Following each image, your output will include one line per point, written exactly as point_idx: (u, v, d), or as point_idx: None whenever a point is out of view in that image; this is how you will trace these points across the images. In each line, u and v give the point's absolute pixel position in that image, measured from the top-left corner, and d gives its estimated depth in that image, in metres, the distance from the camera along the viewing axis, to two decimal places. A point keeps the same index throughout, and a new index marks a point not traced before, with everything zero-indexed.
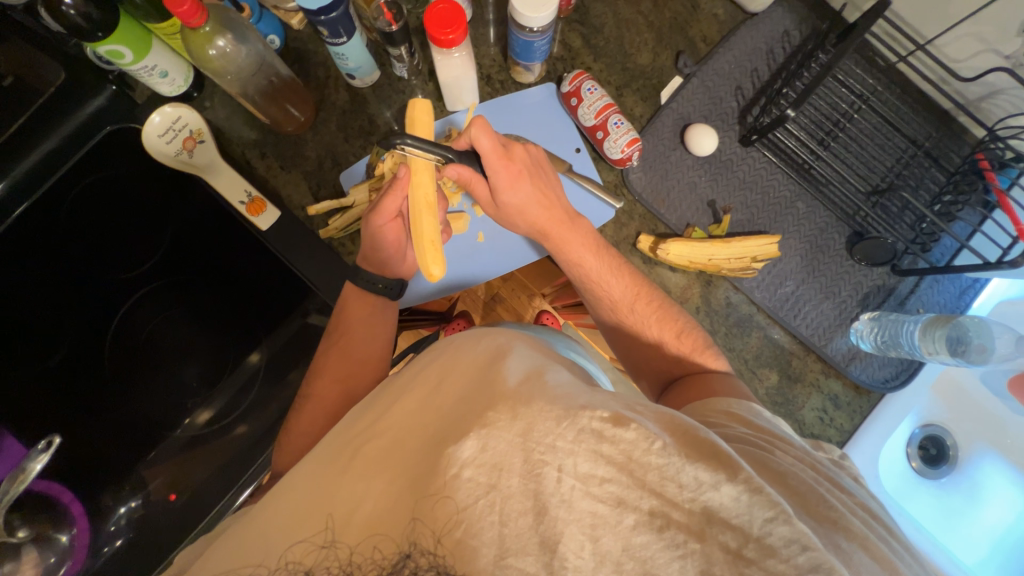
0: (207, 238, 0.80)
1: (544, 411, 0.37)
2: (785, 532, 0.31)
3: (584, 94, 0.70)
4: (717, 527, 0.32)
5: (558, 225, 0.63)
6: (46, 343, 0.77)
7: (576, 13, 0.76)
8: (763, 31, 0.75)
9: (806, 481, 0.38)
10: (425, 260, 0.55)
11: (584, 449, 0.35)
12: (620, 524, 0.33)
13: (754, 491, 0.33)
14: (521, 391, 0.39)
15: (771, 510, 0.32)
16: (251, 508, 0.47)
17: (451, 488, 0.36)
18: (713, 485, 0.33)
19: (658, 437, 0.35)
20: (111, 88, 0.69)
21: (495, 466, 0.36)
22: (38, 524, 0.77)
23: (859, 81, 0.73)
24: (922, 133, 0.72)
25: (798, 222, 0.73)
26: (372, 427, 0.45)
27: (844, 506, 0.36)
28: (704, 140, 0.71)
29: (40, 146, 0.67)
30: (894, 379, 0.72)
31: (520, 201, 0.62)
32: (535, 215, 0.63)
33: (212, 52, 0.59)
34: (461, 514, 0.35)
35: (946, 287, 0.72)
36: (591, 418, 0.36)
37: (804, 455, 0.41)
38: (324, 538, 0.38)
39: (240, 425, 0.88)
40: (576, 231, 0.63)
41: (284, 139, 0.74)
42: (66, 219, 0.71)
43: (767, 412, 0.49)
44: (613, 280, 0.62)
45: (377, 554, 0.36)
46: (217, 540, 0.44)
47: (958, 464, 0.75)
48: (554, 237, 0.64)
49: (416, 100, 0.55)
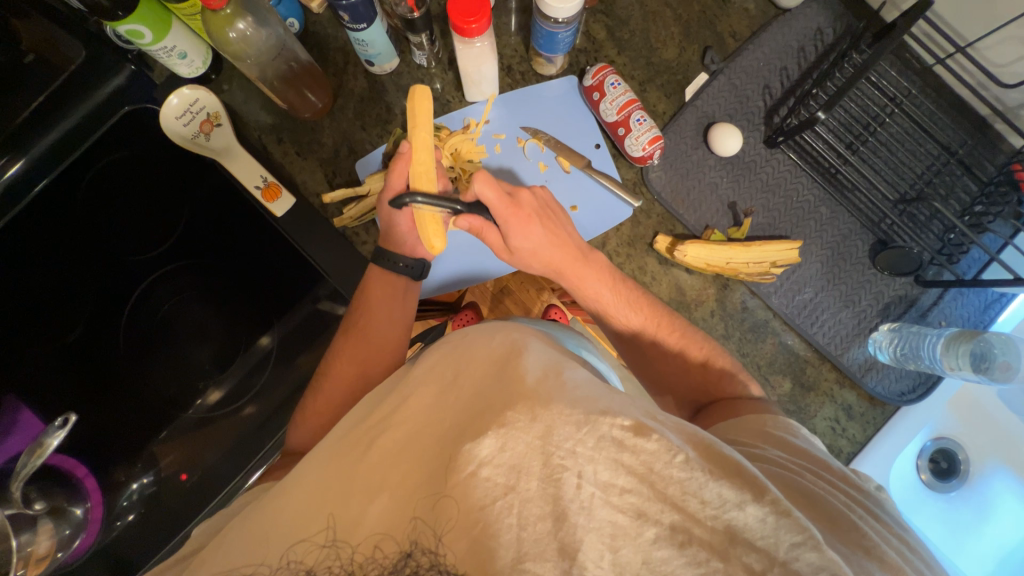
0: (222, 221, 0.80)
1: (564, 414, 0.36)
2: (814, 558, 0.31)
3: (607, 89, 0.68)
4: (741, 548, 0.32)
5: (573, 263, 0.62)
6: (64, 320, 0.78)
7: (601, 4, 0.74)
8: (796, 28, 0.73)
9: (826, 499, 0.38)
10: (426, 234, 0.58)
11: (605, 456, 0.35)
12: (640, 536, 0.33)
13: (781, 513, 0.33)
14: (541, 390, 0.39)
15: (799, 534, 0.32)
16: (265, 495, 0.48)
17: (469, 486, 0.36)
18: (737, 504, 0.33)
19: (681, 450, 0.35)
20: (130, 67, 0.68)
21: (514, 468, 0.35)
22: (54, 498, 0.78)
23: (892, 83, 0.70)
24: (957, 141, 0.69)
25: (821, 228, 0.71)
26: (383, 423, 0.45)
27: (876, 535, 0.36)
28: (729, 140, 0.69)
29: (58, 124, 0.65)
30: (911, 393, 0.70)
31: (533, 245, 0.61)
32: (549, 255, 0.62)
33: (232, 34, 0.58)
34: (479, 513, 0.35)
35: (971, 300, 0.70)
36: (612, 426, 0.36)
37: (830, 479, 0.41)
38: (324, 537, 0.39)
39: (249, 407, 0.89)
40: (591, 267, 0.62)
41: (301, 126, 0.74)
42: (83, 198, 0.72)
43: (803, 429, 0.49)
44: (631, 311, 0.61)
45: (378, 553, 0.37)
46: (227, 528, 0.45)
47: (970, 479, 0.74)
48: (569, 275, 0.62)
49: (417, 86, 0.56)
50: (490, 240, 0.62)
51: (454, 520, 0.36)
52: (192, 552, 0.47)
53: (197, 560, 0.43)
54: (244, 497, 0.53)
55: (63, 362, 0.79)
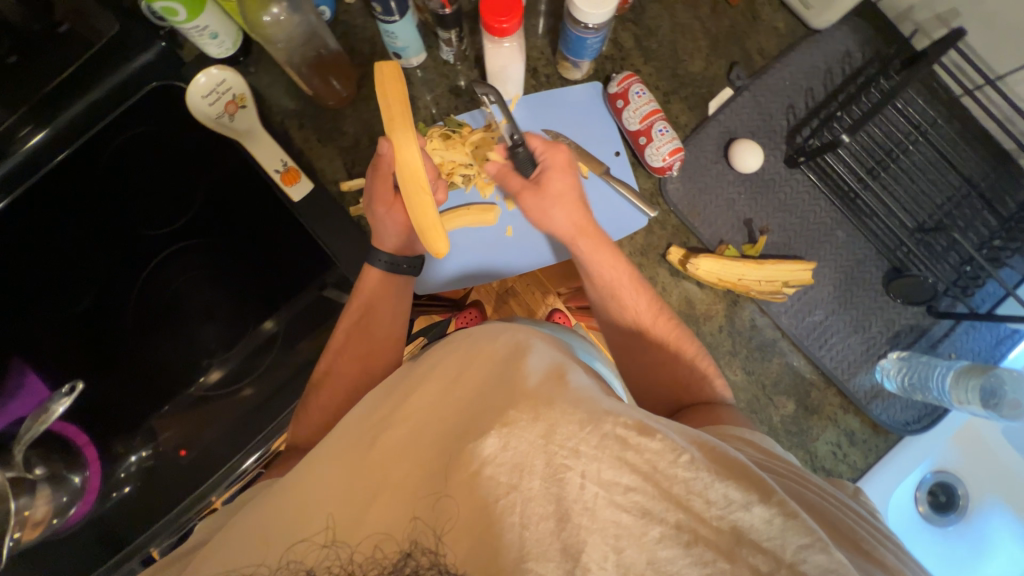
0: (235, 203, 0.81)
1: (566, 414, 0.38)
2: (821, 559, 0.32)
3: (632, 97, 0.68)
4: (747, 549, 0.33)
5: (586, 224, 0.62)
6: (74, 289, 0.80)
7: (631, 12, 0.74)
8: (824, 49, 0.73)
9: (831, 510, 0.38)
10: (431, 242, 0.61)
11: (608, 455, 0.36)
12: (645, 535, 0.34)
13: (788, 515, 0.34)
14: (542, 392, 0.40)
15: (807, 536, 0.33)
16: (273, 487, 0.49)
17: (473, 485, 0.37)
18: (743, 505, 0.34)
19: (685, 450, 0.36)
20: (161, 46, 0.69)
21: (516, 466, 0.37)
22: (53, 464, 0.79)
23: (918, 111, 0.70)
24: (979, 173, 0.69)
25: (836, 251, 0.71)
26: (381, 425, 0.46)
27: (872, 537, 0.37)
28: (749, 158, 0.70)
29: (90, 96, 0.69)
30: (915, 423, 0.70)
31: (561, 189, 0.62)
32: (570, 209, 0.62)
33: (266, 18, 0.59)
34: (480, 513, 0.36)
35: (982, 334, 0.69)
36: (615, 424, 0.37)
37: (820, 489, 0.41)
38: (325, 538, 0.40)
39: (248, 388, 0.88)
40: (604, 238, 0.62)
41: (324, 113, 0.74)
42: (102, 171, 0.73)
43: (776, 445, 0.49)
44: (636, 290, 0.61)
45: (378, 554, 0.37)
46: (233, 520, 0.46)
47: (968, 515, 0.74)
48: (585, 237, 0.61)
49: (384, 61, 0.53)
50: (511, 183, 0.64)
51: (454, 519, 0.37)
52: (195, 547, 0.47)
53: (197, 560, 0.43)
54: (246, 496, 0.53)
55: (70, 327, 0.81)
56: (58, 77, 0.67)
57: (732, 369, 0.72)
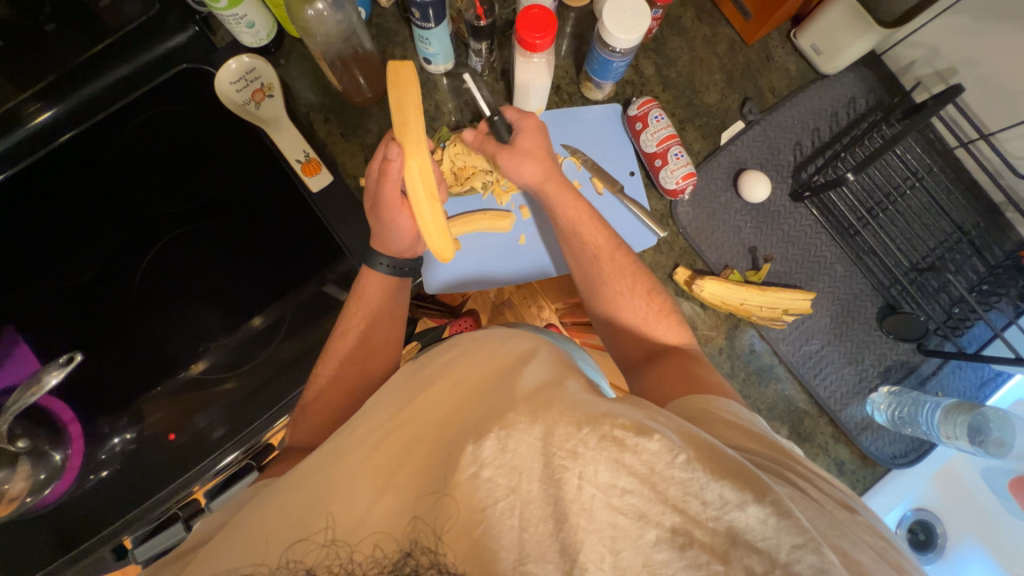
0: (250, 186, 0.81)
1: (565, 416, 0.39)
2: (813, 561, 0.33)
3: (651, 121, 0.71)
4: (742, 550, 0.34)
5: (554, 180, 0.63)
6: (77, 260, 0.80)
7: (653, 42, 0.78)
8: (831, 93, 0.77)
9: (808, 504, 0.38)
10: (438, 248, 0.63)
11: (606, 457, 0.37)
12: (641, 538, 0.35)
13: (780, 515, 0.35)
14: (544, 395, 0.41)
15: (800, 536, 0.34)
16: (275, 485, 0.48)
17: (471, 487, 0.38)
18: (738, 505, 0.35)
19: (681, 450, 0.37)
20: (194, 30, 0.70)
21: (514, 469, 0.38)
22: (37, 439, 0.76)
23: (915, 158, 0.74)
24: (969, 221, 0.73)
25: (833, 284, 0.74)
26: (385, 425, 0.46)
27: (872, 547, 0.37)
28: (757, 188, 0.72)
29: (114, 71, 0.71)
30: (902, 457, 0.72)
31: (530, 146, 0.63)
32: (539, 163, 0.63)
33: (309, 12, 0.60)
34: (480, 514, 0.37)
35: (968, 375, 0.72)
36: (613, 426, 0.38)
37: (798, 482, 0.41)
38: (325, 536, 0.39)
39: (231, 381, 0.87)
40: (571, 196, 0.63)
41: (349, 109, 0.75)
42: (122, 142, 0.74)
43: (748, 411, 0.50)
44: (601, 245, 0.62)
45: (378, 552, 0.37)
46: (235, 519, 0.45)
47: (945, 554, 0.76)
48: (552, 192, 0.63)
49: (401, 63, 0.53)
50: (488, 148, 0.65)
51: (453, 519, 0.37)
52: (192, 549, 0.45)
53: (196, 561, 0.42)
54: (244, 494, 0.52)
55: (70, 300, 0.81)
56: (82, 54, 0.68)
57: None
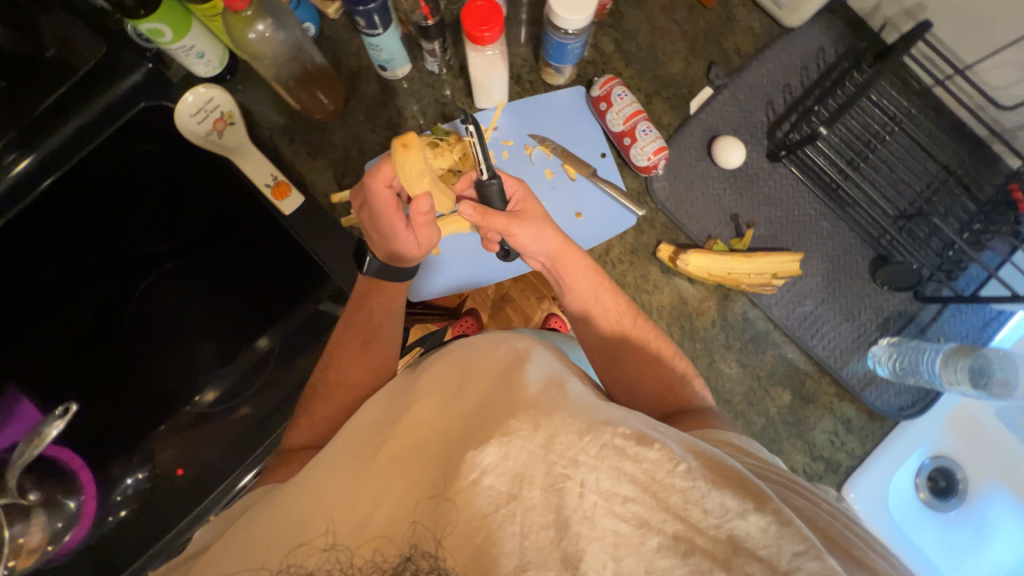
0: (229, 218, 0.80)
1: (566, 424, 0.38)
2: (815, 567, 0.33)
3: (614, 100, 0.70)
4: (744, 558, 0.34)
5: (567, 248, 0.62)
6: (69, 309, 0.80)
7: (610, 18, 0.76)
8: (799, 47, 0.75)
9: (822, 517, 0.39)
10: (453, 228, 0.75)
11: (607, 465, 0.37)
12: (643, 545, 0.35)
13: (782, 523, 0.34)
14: (543, 400, 0.41)
15: (801, 544, 0.34)
16: (275, 492, 0.48)
17: (471, 493, 0.37)
18: (739, 514, 0.35)
19: (683, 460, 0.37)
20: (147, 66, 0.69)
21: (516, 476, 0.37)
22: (49, 489, 0.78)
23: (893, 102, 0.72)
24: (955, 160, 0.71)
25: (822, 241, 0.72)
26: (386, 434, 0.46)
27: (863, 543, 0.38)
28: (732, 154, 0.71)
29: (77, 119, 0.69)
30: (909, 408, 0.71)
31: (537, 218, 0.61)
32: (552, 234, 0.62)
33: (252, 35, 0.60)
34: (481, 522, 0.36)
35: (969, 317, 0.70)
36: (613, 435, 0.38)
37: (812, 496, 0.41)
38: (324, 541, 0.40)
39: (244, 408, 0.89)
40: (582, 259, 0.63)
41: (313, 126, 0.74)
42: (94, 185, 0.73)
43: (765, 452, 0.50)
44: (609, 297, 0.64)
45: (378, 557, 0.38)
46: (232, 528, 0.45)
47: (969, 499, 0.74)
48: (566, 263, 0.63)
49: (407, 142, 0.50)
50: (495, 224, 0.59)
51: (455, 526, 0.37)
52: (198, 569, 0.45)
53: (200, 564, 0.43)
54: (248, 498, 0.52)
55: (75, 348, 0.82)
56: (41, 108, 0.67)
57: (726, 362, 0.72)
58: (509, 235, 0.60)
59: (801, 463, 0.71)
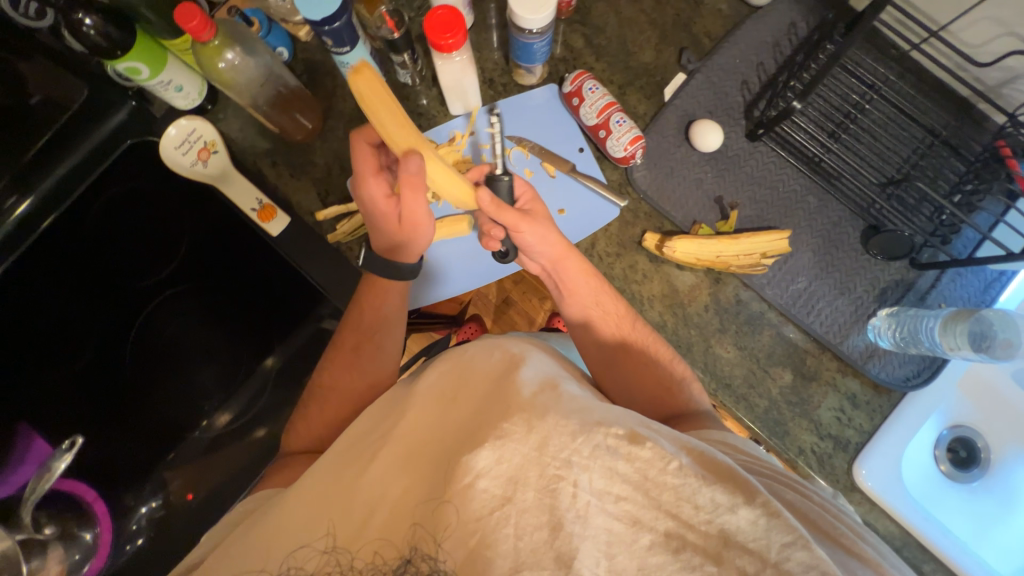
0: (218, 252, 0.83)
1: (558, 425, 0.38)
2: (804, 556, 0.33)
3: (586, 94, 0.70)
4: (734, 551, 0.33)
5: (569, 250, 0.63)
6: (73, 346, 0.80)
7: (578, 15, 0.77)
8: (769, 24, 0.74)
9: (813, 508, 0.38)
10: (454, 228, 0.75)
11: (600, 465, 0.37)
12: (636, 543, 0.35)
13: (771, 515, 0.34)
14: (537, 403, 0.41)
15: (789, 534, 0.33)
16: (272, 502, 0.48)
17: (466, 497, 0.37)
18: (729, 508, 0.34)
19: (674, 457, 0.37)
20: (131, 104, 0.72)
21: (510, 479, 0.37)
22: (65, 522, 0.82)
23: (870, 71, 0.71)
24: (940, 123, 0.70)
25: (810, 217, 0.71)
26: (380, 440, 0.46)
27: (853, 533, 0.37)
28: (710, 137, 0.71)
29: (69, 159, 0.71)
30: (915, 377, 0.69)
31: (545, 218, 0.62)
32: (556, 237, 0.62)
33: (223, 64, 0.63)
34: (476, 525, 0.36)
35: (970, 281, 0.69)
36: (606, 435, 0.38)
37: (802, 487, 0.41)
38: (325, 543, 0.41)
39: (261, 428, 0.91)
40: (582, 264, 0.63)
41: (294, 148, 0.76)
42: (90, 223, 0.74)
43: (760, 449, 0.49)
44: (607, 300, 0.63)
45: (378, 558, 0.39)
46: (233, 535, 0.46)
47: (991, 468, 0.72)
48: (568, 266, 0.63)
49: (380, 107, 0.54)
50: (505, 218, 0.59)
51: (453, 529, 0.37)
52: None
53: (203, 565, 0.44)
54: (251, 501, 0.52)
55: (87, 384, 0.83)
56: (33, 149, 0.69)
57: (723, 346, 0.72)
58: (517, 232, 0.60)
59: (808, 442, 0.69)
